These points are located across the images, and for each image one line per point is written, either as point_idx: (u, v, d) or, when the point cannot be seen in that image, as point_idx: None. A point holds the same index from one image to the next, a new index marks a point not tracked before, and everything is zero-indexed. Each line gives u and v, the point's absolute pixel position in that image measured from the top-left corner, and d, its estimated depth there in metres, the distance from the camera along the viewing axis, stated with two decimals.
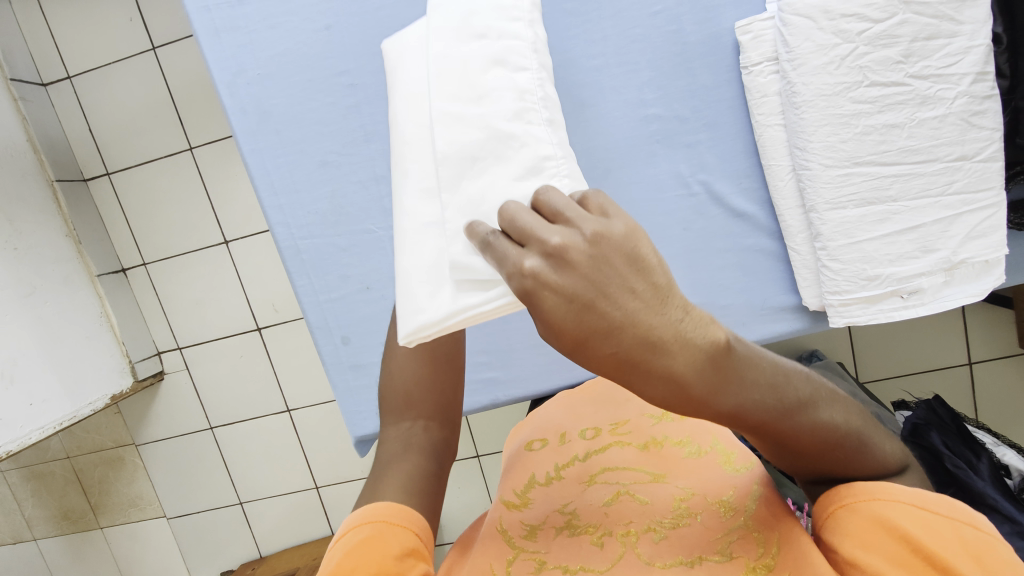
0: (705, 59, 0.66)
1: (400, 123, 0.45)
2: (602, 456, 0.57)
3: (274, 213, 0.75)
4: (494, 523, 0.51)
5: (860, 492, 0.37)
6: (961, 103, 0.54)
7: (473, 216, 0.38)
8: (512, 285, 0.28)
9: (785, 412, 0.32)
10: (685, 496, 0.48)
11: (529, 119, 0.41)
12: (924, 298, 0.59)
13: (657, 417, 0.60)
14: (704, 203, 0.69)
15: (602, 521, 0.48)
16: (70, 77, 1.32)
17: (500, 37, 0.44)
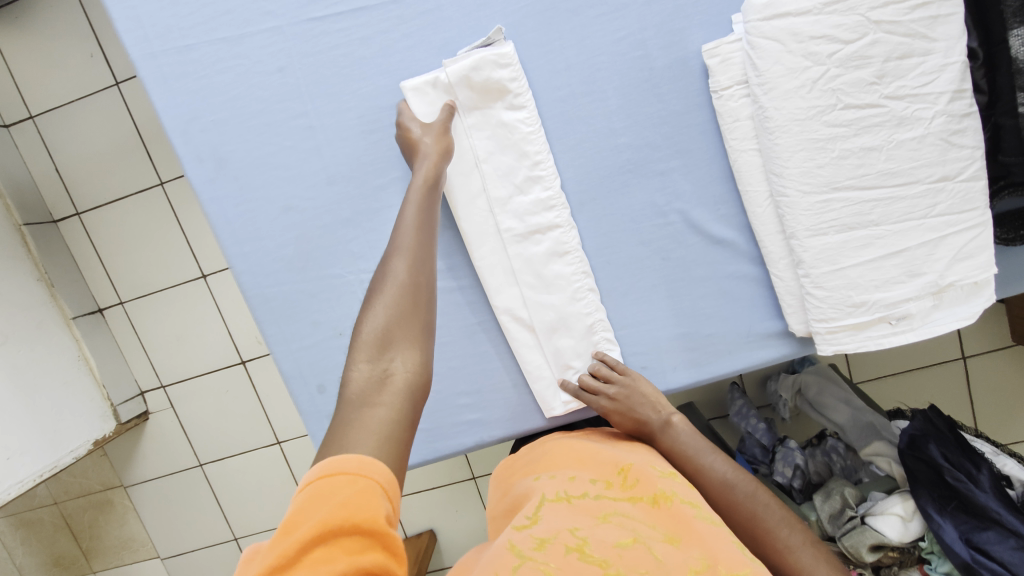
0: (674, 83, 0.63)
1: (497, 298, 0.69)
2: (614, 500, 0.53)
3: (240, 262, 0.72)
4: (504, 541, 0.48)
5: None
6: (939, 122, 0.51)
7: (568, 363, 0.69)
8: (587, 403, 0.67)
9: (707, 474, 0.59)
10: (701, 566, 0.43)
11: (581, 294, 0.68)
12: (913, 323, 0.56)
13: (666, 473, 0.57)
14: (682, 231, 0.67)
15: (615, 559, 0.44)
16: (32, 117, 1.28)
17: (546, 225, 0.66)
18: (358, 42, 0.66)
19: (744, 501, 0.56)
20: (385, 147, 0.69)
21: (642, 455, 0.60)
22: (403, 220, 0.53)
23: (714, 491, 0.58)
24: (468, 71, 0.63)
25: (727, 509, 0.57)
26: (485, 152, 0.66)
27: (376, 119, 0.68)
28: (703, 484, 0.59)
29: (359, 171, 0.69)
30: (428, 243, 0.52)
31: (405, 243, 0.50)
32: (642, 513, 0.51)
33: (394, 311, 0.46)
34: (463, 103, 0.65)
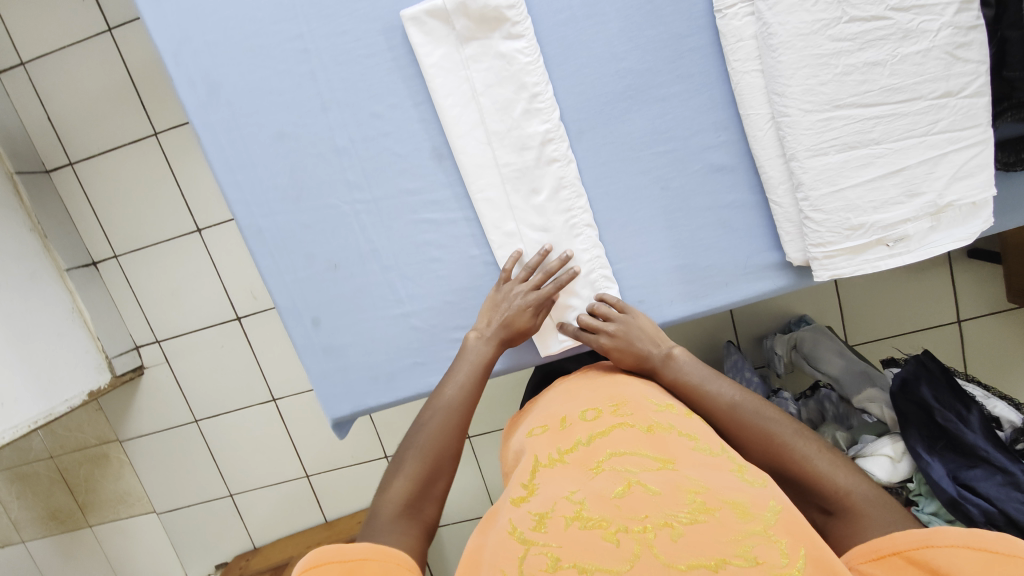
0: (677, 6, 0.62)
1: (493, 234, 0.69)
2: (606, 439, 0.52)
3: (232, 189, 0.71)
4: (505, 522, 0.47)
5: (914, 538, 0.43)
6: (945, 35, 0.51)
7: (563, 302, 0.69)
8: (587, 342, 0.66)
9: (713, 402, 0.58)
10: (698, 487, 0.44)
11: (578, 229, 0.68)
12: (909, 245, 0.57)
13: (660, 405, 0.56)
14: (682, 161, 0.66)
15: (613, 513, 0.43)
16: (23, 64, 1.26)
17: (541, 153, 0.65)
18: None
19: (754, 419, 0.56)
20: (382, 71, 0.67)
21: (634, 391, 0.59)
22: (449, 385, 0.62)
23: (724, 415, 0.57)
24: None
25: (738, 431, 0.56)
26: (484, 77, 0.64)
27: (374, 41, 0.66)
28: (712, 410, 0.58)
29: (354, 95, 0.68)
30: (467, 411, 0.61)
31: (446, 406, 0.61)
32: (634, 443, 0.50)
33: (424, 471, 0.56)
34: (461, 33, 0.63)
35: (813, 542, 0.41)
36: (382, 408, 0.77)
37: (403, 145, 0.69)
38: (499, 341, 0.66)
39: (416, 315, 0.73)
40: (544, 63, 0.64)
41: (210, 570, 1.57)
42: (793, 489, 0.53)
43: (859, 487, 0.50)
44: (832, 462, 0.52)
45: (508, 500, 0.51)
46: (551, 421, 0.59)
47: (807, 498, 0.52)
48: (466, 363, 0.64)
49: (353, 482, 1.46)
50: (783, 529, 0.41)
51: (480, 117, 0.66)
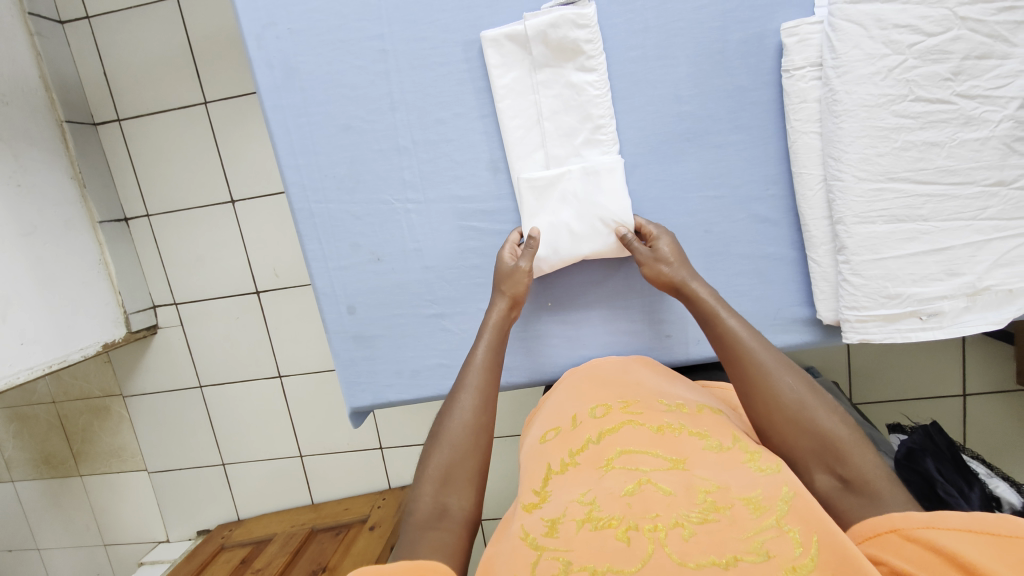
0: (747, 59, 0.64)
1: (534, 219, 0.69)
2: (615, 438, 0.53)
3: (291, 172, 0.73)
4: (517, 527, 0.48)
5: (914, 519, 0.41)
6: (1005, 126, 0.52)
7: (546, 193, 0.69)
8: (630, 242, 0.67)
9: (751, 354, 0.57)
10: (710, 486, 0.45)
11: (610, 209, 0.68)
12: (942, 321, 0.58)
13: (670, 406, 0.57)
14: (729, 207, 0.68)
15: (625, 512, 0.44)
16: (89, 17, 1.29)
17: (588, 163, 0.67)
18: None
19: (795, 389, 0.54)
20: (452, 81, 0.69)
21: (645, 393, 0.61)
22: (476, 351, 0.65)
23: (764, 382, 0.55)
24: (546, 27, 0.64)
25: (764, 387, 0.55)
26: (551, 100, 0.67)
27: (449, 52, 0.68)
28: (744, 364, 0.57)
29: (422, 101, 0.70)
30: (493, 383, 0.64)
31: (474, 377, 0.63)
32: (642, 443, 0.51)
33: (462, 445, 0.58)
34: (537, 58, 0.66)
35: (828, 528, 0.40)
36: (401, 404, 0.79)
37: (462, 153, 0.71)
38: (509, 310, 0.68)
39: (448, 318, 0.75)
40: (612, 97, 0.67)
41: (191, 536, 1.58)
42: (804, 448, 0.51)
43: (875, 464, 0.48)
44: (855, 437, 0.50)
45: (519, 508, 0.52)
46: (562, 421, 0.60)
47: (819, 458, 0.50)
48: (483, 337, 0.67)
49: (345, 468, 1.48)
50: (795, 519, 0.41)
51: (542, 139, 0.68)
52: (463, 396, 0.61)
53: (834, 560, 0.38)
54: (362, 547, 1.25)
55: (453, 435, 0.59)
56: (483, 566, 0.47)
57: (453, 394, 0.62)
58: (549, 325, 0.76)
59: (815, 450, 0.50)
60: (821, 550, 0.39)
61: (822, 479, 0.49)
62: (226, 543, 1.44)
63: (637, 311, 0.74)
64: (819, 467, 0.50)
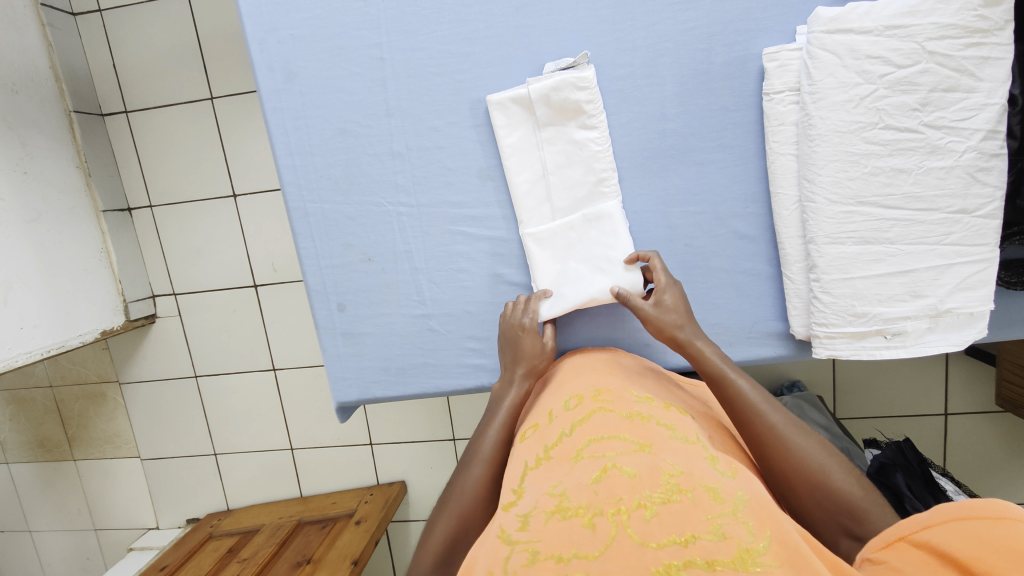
0: (729, 81, 0.66)
1: (541, 262, 0.72)
2: (586, 426, 0.56)
3: (288, 172, 0.75)
4: (494, 527, 0.49)
5: (913, 520, 0.38)
6: (968, 157, 0.55)
7: (549, 238, 0.72)
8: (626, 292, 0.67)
9: (758, 413, 0.57)
10: (674, 471, 0.47)
11: (609, 249, 0.70)
12: (906, 340, 0.60)
13: (639, 397, 0.60)
14: (709, 223, 0.70)
15: (592, 499, 0.45)
16: (101, 11, 1.32)
17: (595, 209, 0.70)
18: None
19: (804, 447, 0.54)
20: (446, 91, 0.71)
21: (616, 382, 0.63)
22: (489, 430, 0.64)
23: (774, 445, 0.55)
24: (548, 90, 0.67)
25: (781, 451, 0.54)
26: (554, 156, 0.70)
27: (444, 63, 0.70)
28: (757, 427, 0.56)
29: (418, 109, 0.72)
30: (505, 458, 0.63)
31: (487, 451, 0.63)
32: (614, 430, 0.53)
33: (467, 522, 0.59)
34: (540, 118, 0.69)
35: (779, 529, 0.42)
36: (387, 401, 0.81)
37: (454, 160, 0.73)
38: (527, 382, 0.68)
39: (435, 319, 0.78)
40: (612, 150, 0.69)
41: (181, 523, 1.60)
42: (822, 511, 0.51)
43: (889, 523, 0.50)
44: (870, 498, 0.51)
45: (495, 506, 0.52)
46: (539, 417, 0.62)
47: (836, 521, 0.50)
48: (495, 413, 0.66)
49: (334, 462, 1.50)
50: (751, 510, 0.44)
51: (547, 194, 0.71)
52: (474, 470, 0.61)
53: (788, 551, 0.40)
54: (347, 541, 1.27)
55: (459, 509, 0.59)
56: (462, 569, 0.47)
57: (465, 468, 0.62)
58: None
59: (832, 512, 0.50)
60: (773, 540, 0.41)
61: (847, 544, 0.50)
62: (214, 532, 1.46)
63: (618, 318, 0.77)
64: (842, 534, 0.50)
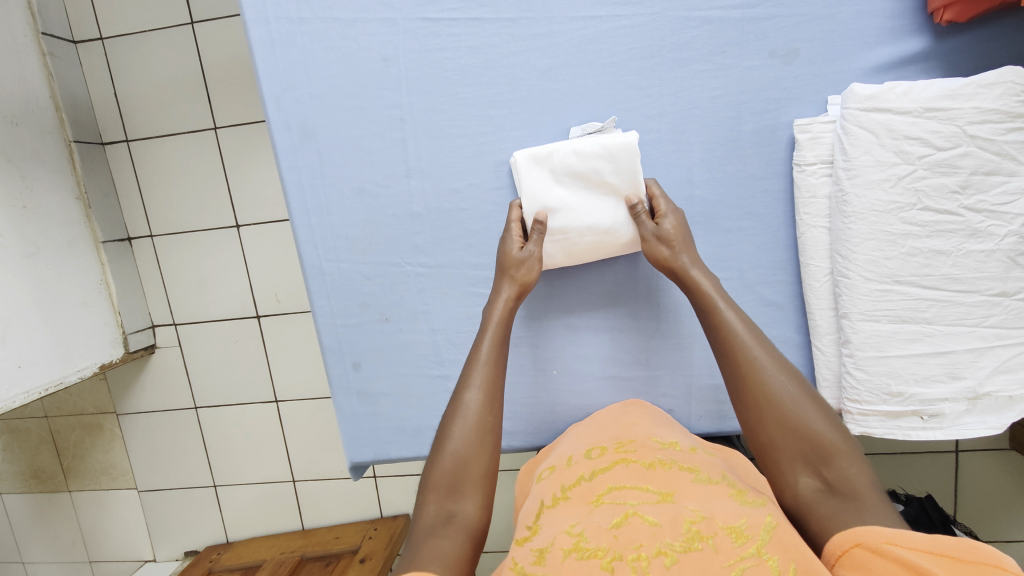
0: (759, 149, 0.65)
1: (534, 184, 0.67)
2: (607, 476, 0.56)
3: (304, 232, 0.73)
4: (509, 562, 0.48)
5: (880, 535, 0.40)
6: (1009, 241, 0.54)
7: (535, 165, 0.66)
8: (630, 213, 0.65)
9: (744, 346, 0.56)
10: (695, 517, 0.45)
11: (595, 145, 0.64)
12: (942, 422, 0.58)
13: (663, 443, 0.60)
14: (735, 289, 0.68)
15: (612, 543, 0.44)
16: (102, 38, 1.29)
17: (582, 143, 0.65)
18: (464, 50, 0.66)
19: (786, 388, 0.53)
20: (469, 153, 0.69)
21: (640, 432, 0.63)
22: (480, 345, 0.62)
23: (756, 381, 0.54)
24: (575, 152, 0.65)
25: (757, 386, 0.53)
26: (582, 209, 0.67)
27: (466, 125, 0.69)
28: (737, 359, 0.56)
29: (438, 170, 0.70)
30: (498, 379, 0.60)
31: (480, 374, 0.60)
32: (634, 479, 0.53)
33: (465, 452, 0.55)
34: (567, 180, 0.67)
35: (809, 557, 0.41)
36: (403, 460, 0.79)
37: (474, 222, 0.71)
38: (515, 297, 0.66)
39: (453, 380, 0.76)
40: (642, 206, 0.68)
41: (179, 556, 1.57)
42: (791, 449, 0.50)
43: (863, 469, 0.48)
44: (845, 441, 0.49)
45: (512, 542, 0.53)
46: (559, 462, 0.64)
47: (806, 460, 0.49)
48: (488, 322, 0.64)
49: (338, 496, 1.47)
50: (776, 546, 0.41)
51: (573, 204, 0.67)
52: (468, 395, 0.58)
53: None
54: None
55: (456, 440, 0.56)
56: None
57: (458, 393, 0.59)
58: (552, 392, 0.76)
59: (800, 450, 0.50)
60: None
61: (806, 481, 0.49)
62: (213, 567, 1.42)
63: (641, 382, 0.75)
64: (805, 469, 0.49)
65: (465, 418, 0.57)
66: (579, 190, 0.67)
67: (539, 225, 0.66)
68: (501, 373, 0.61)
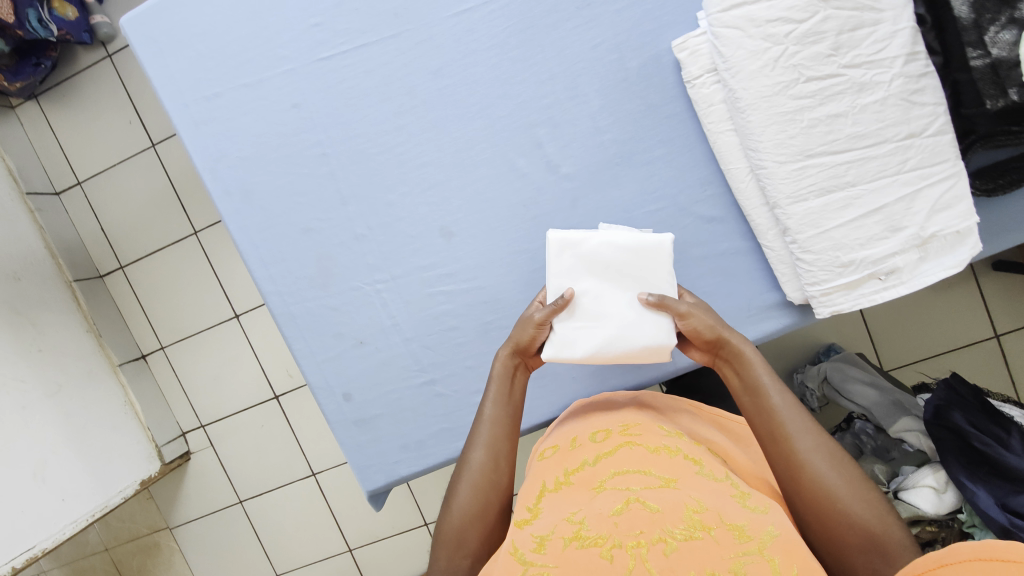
0: (650, 79, 0.67)
1: (563, 272, 0.66)
2: (611, 459, 0.60)
3: (267, 283, 0.78)
4: (507, 542, 0.53)
5: (927, 558, 0.36)
6: (898, 84, 0.55)
7: (568, 251, 0.66)
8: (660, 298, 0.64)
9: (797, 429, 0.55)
10: (698, 508, 0.51)
11: (631, 245, 0.65)
12: (901, 276, 0.58)
13: (667, 431, 0.63)
14: (673, 216, 0.70)
15: (611, 529, 0.50)
16: (80, 183, 1.41)
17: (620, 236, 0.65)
18: (361, 74, 0.72)
19: (840, 476, 0.51)
20: (392, 165, 0.73)
21: (644, 417, 0.66)
22: (484, 407, 0.64)
23: (813, 467, 0.52)
24: (615, 240, 0.65)
25: (814, 473, 0.52)
26: (605, 296, 0.66)
27: (382, 141, 0.73)
28: (791, 445, 0.54)
29: (370, 189, 0.74)
30: (508, 438, 0.63)
31: (483, 433, 0.63)
32: (638, 463, 0.58)
33: (472, 507, 0.59)
34: (599, 264, 0.66)
35: None
36: (415, 476, 0.80)
37: (415, 228, 0.75)
38: (512, 360, 0.66)
39: (440, 382, 0.78)
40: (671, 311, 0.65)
41: None
42: (851, 543, 0.49)
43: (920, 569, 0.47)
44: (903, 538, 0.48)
45: (511, 522, 0.57)
46: (562, 441, 0.67)
47: (866, 556, 0.48)
48: (491, 382, 0.65)
49: (397, 553, 1.46)
50: (777, 549, 0.46)
51: (597, 302, 0.65)
52: (474, 454, 0.61)
53: None
54: None
55: (463, 498, 0.59)
56: None
57: (465, 452, 0.62)
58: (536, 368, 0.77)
59: (861, 546, 0.48)
60: None
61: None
62: None
63: None
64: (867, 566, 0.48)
65: (470, 477, 0.60)
66: (608, 284, 0.66)
67: (562, 300, 0.64)
68: (517, 431, 0.64)
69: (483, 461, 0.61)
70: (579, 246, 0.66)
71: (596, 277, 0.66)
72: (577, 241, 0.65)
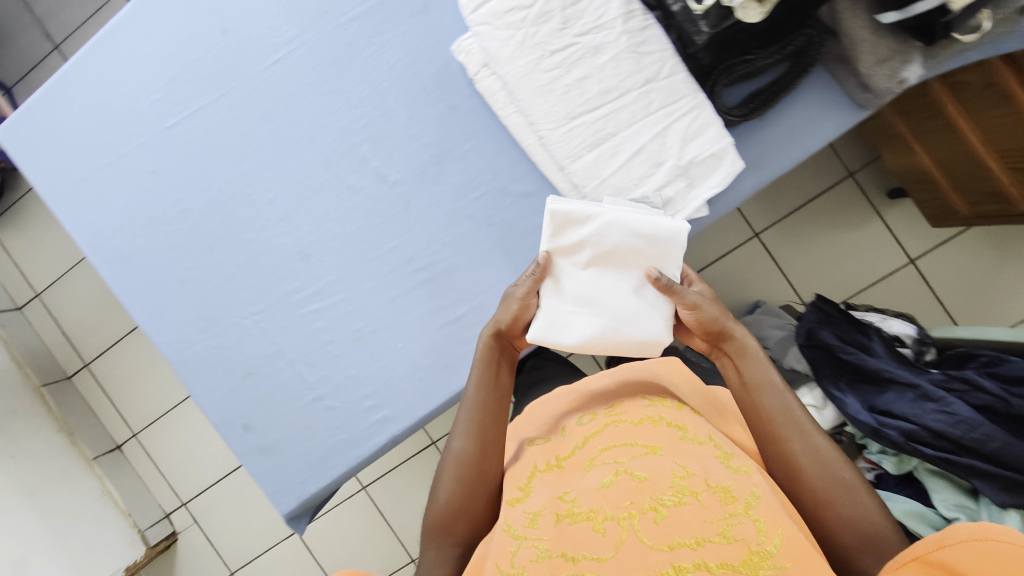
0: (445, 84, 0.75)
1: (560, 246, 0.63)
2: (596, 438, 0.64)
3: (156, 335, 0.84)
4: (500, 519, 0.58)
5: (925, 540, 0.44)
6: (624, 40, 0.62)
7: (565, 223, 0.63)
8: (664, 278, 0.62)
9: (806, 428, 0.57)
10: (684, 474, 0.55)
11: (627, 225, 0.62)
12: (677, 206, 0.65)
13: (648, 401, 0.67)
14: (496, 198, 0.76)
15: (601, 503, 0.54)
16: (38, 294, 1.50)
17: (619, 213, 0.62)
18: (202, 132, 0.80)
19: (844, 477, 0.54)
20: (245, 206, 0.81)
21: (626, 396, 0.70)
22: (466, 389, 0.67)
23: (817, 467, 0.55)
24: (619, 216, 0.62)
25: (818, 472, 0.55)
26: (602, 279, 0.63)
27: (233, 187, 0.81)
28: (801, 444, 0.56)
29: (231, 231, 0.82)
30: (494, 425, 0.65)
31: (464, 421, 0.65)
32: (623, 439, 0.61)
33: (455, 497, 0.62)
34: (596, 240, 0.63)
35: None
36: (324, 493, 0.83)
37: (275, 258, 0.81)
38: (493, 342, 0.67)
39: (327, 397, 0.82)
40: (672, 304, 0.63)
41: None
42: (847, 537, 0.52)
43: None
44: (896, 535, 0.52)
45: (503, 500, 0.61)
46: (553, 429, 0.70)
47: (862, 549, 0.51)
48: (473, 368, 0.67)
49: None
50: (762, 510, 0.51)
51: (594, 286, 0.63)
52: (455, 442, 0.65)
53: (793, 551, 0.47)
54: None
55: (446, 490, 0.63)
56: (476, 563, 0.57)
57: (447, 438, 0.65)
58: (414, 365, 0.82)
59: (856, 542, 0.52)
60: (781, 540, 0.48)
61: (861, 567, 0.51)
62: None
63: None
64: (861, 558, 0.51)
65: (455, 460, 0.64)
66: (609, 267, 0.63)
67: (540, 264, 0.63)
68: (504, 414, 0.67)
69: (468, 450, 0.64)
70: (581, 218, 0.63)
71: (596, 257, 0.63)
72: (579, 212, 0.62)
